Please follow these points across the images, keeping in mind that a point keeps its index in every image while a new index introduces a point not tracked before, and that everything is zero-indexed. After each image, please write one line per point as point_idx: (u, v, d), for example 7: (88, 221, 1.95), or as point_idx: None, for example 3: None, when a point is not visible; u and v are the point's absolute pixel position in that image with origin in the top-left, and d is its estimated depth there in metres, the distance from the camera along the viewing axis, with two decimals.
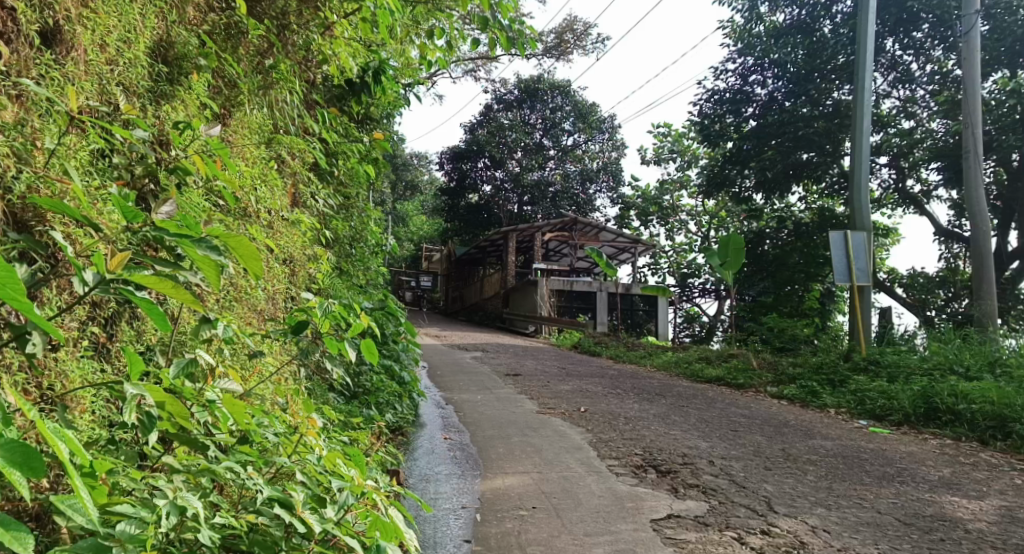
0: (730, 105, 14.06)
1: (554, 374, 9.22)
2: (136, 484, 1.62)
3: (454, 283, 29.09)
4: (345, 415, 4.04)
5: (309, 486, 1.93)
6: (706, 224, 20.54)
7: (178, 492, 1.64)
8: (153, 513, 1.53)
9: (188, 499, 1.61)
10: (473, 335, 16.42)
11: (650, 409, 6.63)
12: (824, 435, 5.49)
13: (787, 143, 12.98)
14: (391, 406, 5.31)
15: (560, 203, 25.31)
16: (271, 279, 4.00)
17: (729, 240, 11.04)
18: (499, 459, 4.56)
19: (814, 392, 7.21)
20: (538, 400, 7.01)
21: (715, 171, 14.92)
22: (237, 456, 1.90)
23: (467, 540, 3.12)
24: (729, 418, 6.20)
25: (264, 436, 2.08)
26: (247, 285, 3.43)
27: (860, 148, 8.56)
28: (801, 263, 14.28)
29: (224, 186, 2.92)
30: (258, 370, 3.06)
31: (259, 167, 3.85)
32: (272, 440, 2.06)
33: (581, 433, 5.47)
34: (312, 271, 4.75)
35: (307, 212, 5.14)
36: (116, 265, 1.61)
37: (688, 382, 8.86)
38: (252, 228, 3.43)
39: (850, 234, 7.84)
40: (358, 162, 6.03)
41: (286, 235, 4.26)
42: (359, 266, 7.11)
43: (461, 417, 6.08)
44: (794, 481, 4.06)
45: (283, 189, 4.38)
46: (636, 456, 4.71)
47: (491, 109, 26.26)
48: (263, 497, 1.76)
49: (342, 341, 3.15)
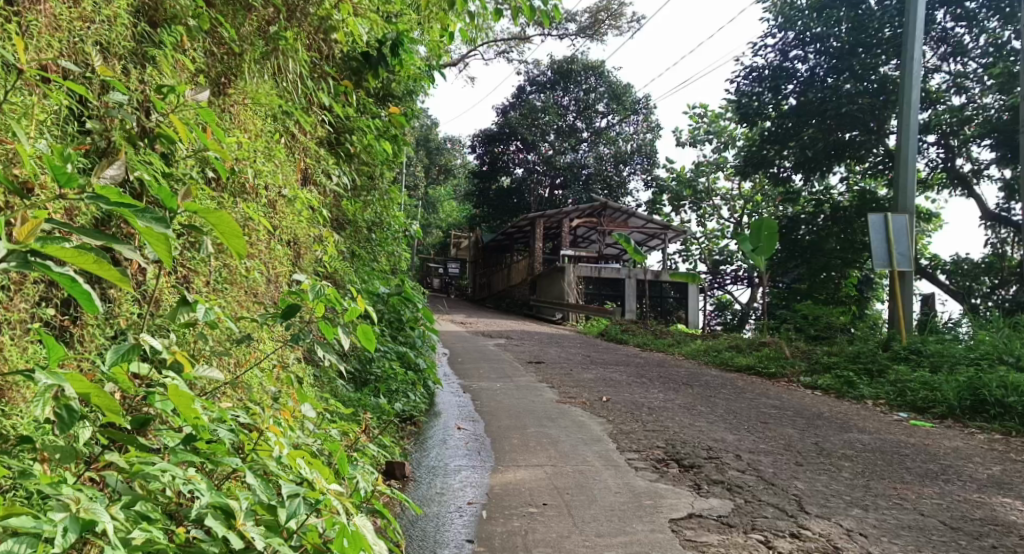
0: (770, 81, 13.49)
1: (578, 361, 8.98)
2: (47, 490, 1.44)
3: (483, 269, 28.95)
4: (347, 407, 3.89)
5: (262, 490, 1.74)
6: (742, 208, 19.99)
7: (85, 502, 1.43)
8: (52, 528, 1.34)
9: (98, 511, 1.42)
10: (500, 321, 16.24)
11: (676, 399, 6.36)
12: (861, 429, 5.15)
13: (829, 121, 12.42)
14: (403, 394, 5.16)
15: (592, 186, 24.89)
16: (269, 260, 3.84)
17: (763, 225, 10.60)
18: (513, 451, 4.36)
19: (850, 383, 6.84)
20: (559, 389, 6.79)
21: (752, 151, 14.39)
22: (181, 455, 1.72)
23: (469, 540, 2.92)
24: (758, 409, 5.89)
25: (219, 432, 1.88)
26: (239, 270, 3.29)
27: (906, 124, 8.07)
28: (838, 249, 13.64)
29: (215, 156, 2.76)
30: (245, 358, 2.92)
31: (261, 140, 3.69)
32: (226, 437, 1.86)
33: (602, 424, 5.23)
34: (314, 253, 4.58)
35: (319, 190, 4.97)
36: (26, 234, 1.48)
37: (717, 370, 8.54)
38: (245, 207, 3.27)
39: (891, 216, 7.38)
40: (376, 138, 5.81)
41: (289, 214, 4.10)
42: (379, 251, 6.95)
43: (477, 405, 5.90)
44: (827, 479, 3.77)
45: (289, 164, 4.21)
46: (658, 449, 4.46)
47: (523, 92, 25.91)
48: (199, 506, 1.57)
49: (337, 328, 3.00)
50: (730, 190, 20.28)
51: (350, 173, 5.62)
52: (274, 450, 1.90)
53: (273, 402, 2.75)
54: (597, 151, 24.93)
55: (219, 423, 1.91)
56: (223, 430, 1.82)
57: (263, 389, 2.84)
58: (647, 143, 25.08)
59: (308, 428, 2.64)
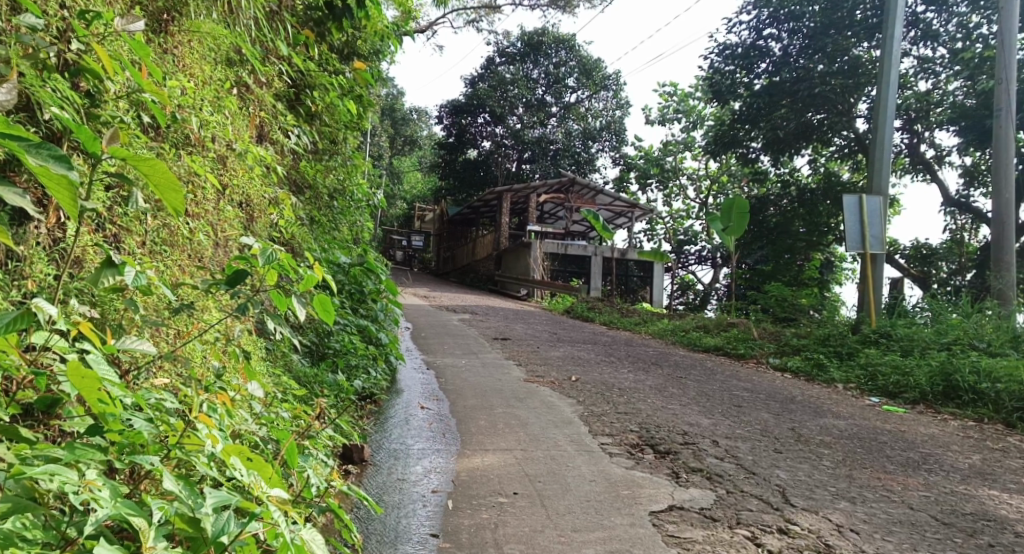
0: (742, 60, 13.28)
1: (545, 339, 8.76)
2: None
3: (446, 242, 28.53)
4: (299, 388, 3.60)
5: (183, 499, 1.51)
6: (707, 188, 19.96)
7: None
8: None
9: None
10: (463, 296, 15.92)
11: (646, 380, 6.19)
12: (836, 413, 5.02)
13: (800, 102, 12.29)
14: (363, 370, 4.87)
15: (560, 161, 24.57)
16: (217, 221, 3.49)
17: (733, 204, 10.46)
18: (480, 433, 4.11)
19: (819, 365, 6.76)
20: (526, 367, 6.57)
21: (722, 130, 14.23)
22: (80, 452, 1.47)
23: (434, 534, 2.66)
24: (730, 392, 5.73)
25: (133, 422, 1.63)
26: (183, 234, 2.97)
27: (881, 106, 7.94)
28: (803, 232, 13.65)
29: (154, 98, 2.45)
30: (185, 326, 2.63)
31: (208, 87, 3.33)
32: (143, 428, 1.61)
33: (572, 405, 5.00)
34: (268, 217, 4.22)
35: (275, 149, 4.60)
36: None
37: (685, 350, 8.41)
38: (188, 160, 2.95)
39: (865, 197, 7.26)
40: (338, 97, 5.42)
41: (240, 170, 3.73)
42: (340, 219, 6.58)
43: (441, 383, 5.63)
44: (809, 468, 3.59)
45: (240, 117, 3.84)
46: (631, 434, 4.25)
47: (492, 63, 25.35)
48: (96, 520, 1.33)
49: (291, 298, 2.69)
50: (697, 170, 20.21)
51: (309, 131, 5.25)
52: (206, 444, 1.66)
53: (213, 381, 2.45)
54: (566, 126, 24.59)
55: (135, 412, 1.65)
56: (140, 421, 1.58)
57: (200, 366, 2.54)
58: (616, 120, 24.90)
59: (251, 415, 2.36)
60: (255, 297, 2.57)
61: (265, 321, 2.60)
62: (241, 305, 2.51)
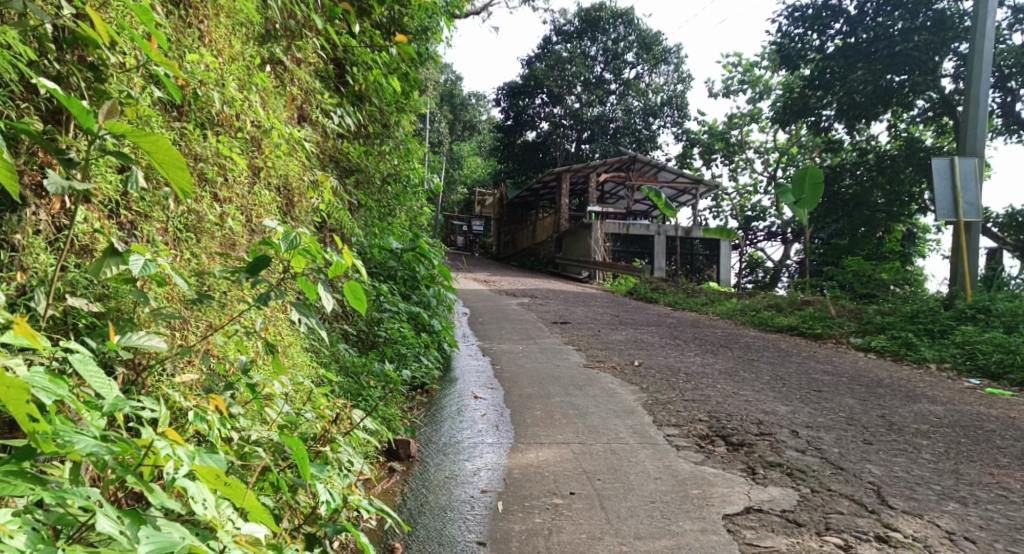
0: (814, 22, 12.46)
1: (606, 322, 8.41)
2: None
3: (507, 226, 28.34)
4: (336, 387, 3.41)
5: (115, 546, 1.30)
6: (776, 161, 19.06)
7: None
8: None
9: None
10: (524, 280, 15.66)
11: (715, 364, 5.79)
12: (932, 398, 4.52)
13: (878, 63, 11.43)
14: (414, 360, 4.69)
15: (620, 140, 23.93)
16: (252, 206, 3.32)
17: (806, 173, 9.81)
18: (535, 426, 3.84)
19: (908, 344, 6.20)
20: (586, 352, 6.27)
21: (792, 97, 13.42)
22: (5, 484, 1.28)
23: (482, 543, 2.41)
24: (809, 375, 5.28)
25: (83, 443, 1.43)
26: (211, 220, 2.80)
27: (976, 59, 7.19)
28: (882, 204, 12.83)
29: (165, 70, 2.25)
30: (208, 318, 2.46)
31: (235, 63, 3.14)
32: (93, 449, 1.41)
33: (635, 393, 4.67)
34: (309, 203, 4.04)
35: (315, 129, 4.42)
36: None
37: (757, 331, 7.92)
38: (212, 141, 2.77)
39: (958, 159, 6.60)
40: (382, 75, 5.20)
41: (275, 151, 3.54)
42: (393, 205, 6.40)
43: (497, 370, 5.39)
44: (907, 462, 3.18)
45: (274, 96, 3.66)
46: (700, 424, 3.91)
47: (548, 42, 24.89)
48: None
49: (319, 285, 2.46)
50: (764, 142, 19.32)
51: (353, 111, 5.06)
52: (166, 465, 1.48)
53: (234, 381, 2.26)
54: (626, 103, 23.92)
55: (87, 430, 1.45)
56: (87, 442, 1.40)
57: (215, 364, 2.38)
58: (678, 94, 24.09)
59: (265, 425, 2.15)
60: (278, 289, 2.35)
61: (290, 316, 2.39)
62: (264, 299, 2.31)
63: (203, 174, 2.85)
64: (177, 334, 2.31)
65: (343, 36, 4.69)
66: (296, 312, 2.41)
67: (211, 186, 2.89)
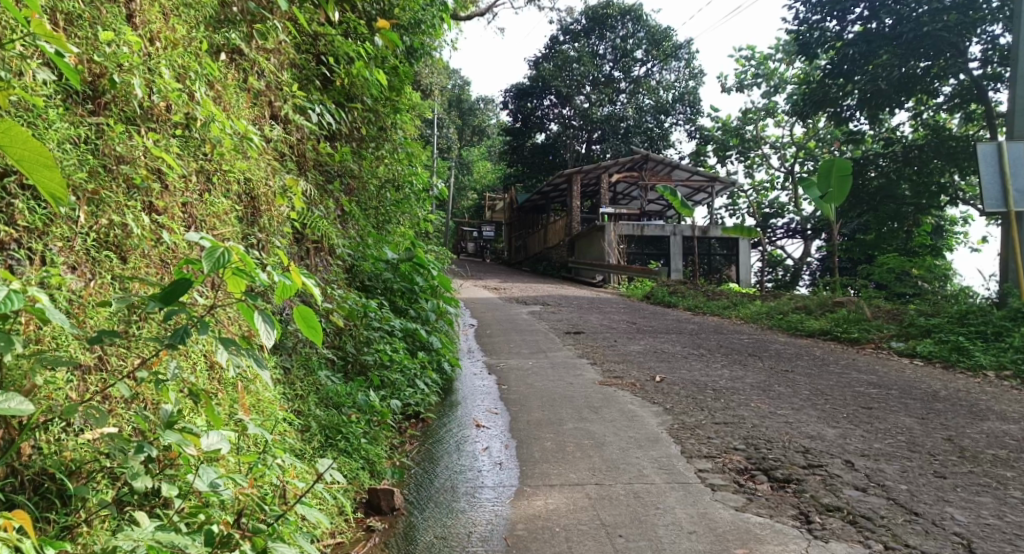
0: (834, 7, 11.83)
1: (623, 330, 7.86)
2: None
3: (518, 231, 27.85)
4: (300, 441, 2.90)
5: None
6: (793, 156, 18.44)
7: None
8: None
9: None
10: (535, 286, 15.11)
11: (746, 377, 5.22)
12: (1003, 414, 3.94)
13: (901, 48, 10.79)
14: (409, 385, 4.19)
15: (632, 139, 23.34)
16: (204, 216, 2.83)
17: (832, 164, 9.20)
18: (546, 463, 3.31)
19: (958, 348, 5.62)
20: (601, 366, 5.73)
21: (811, 87, 12.78)
22: None
23: None
24: (852, 388, 4.71)
25: None
26: (142, 234, 2.30)
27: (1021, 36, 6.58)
28: (909, 196, 11.91)
29: (51, 41, 1.77)
30: (116, 360, 1.98)
31: (171, 48, 2.66)
32: None
33: (659, 416, 4.12)
34: (279, 212, 3.53)
35: (289, 128, 3.96)
36: None
37: (786, 336, 7.33)
38: (134, 141, 2.30)
39: (1007, 144, 6.01)
40: (367, 68, 4.75)
41: (234, 152, 3.05)
42: (390, 211, 5.92)
43: (503, 391, 4.86)
44: (997, 503, 2.63)
45: (231, 88, 3.20)
46: (735, 455, 3.36)
47: (556, 42, 24.42)
48: None
49: (255, 315, 1.95)
50: (780, 137, 18.70)
51: (335, 109, 4.62)
52: None
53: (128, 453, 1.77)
54: (636, 101, 23.38)
55: None
56: None
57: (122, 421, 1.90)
58: (690, 90, 23.53)
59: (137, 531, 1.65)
60: (203, 322, 1.82)
61: (218, 360, 1.87)
62: (179, 336, 1.79)
63: (131, 179, 2.34)
64: (69, 390, 1.82)
65: (312, 23, 4.20)
66: (225, 352, 1.89)
67: (142, 194, 2.38)
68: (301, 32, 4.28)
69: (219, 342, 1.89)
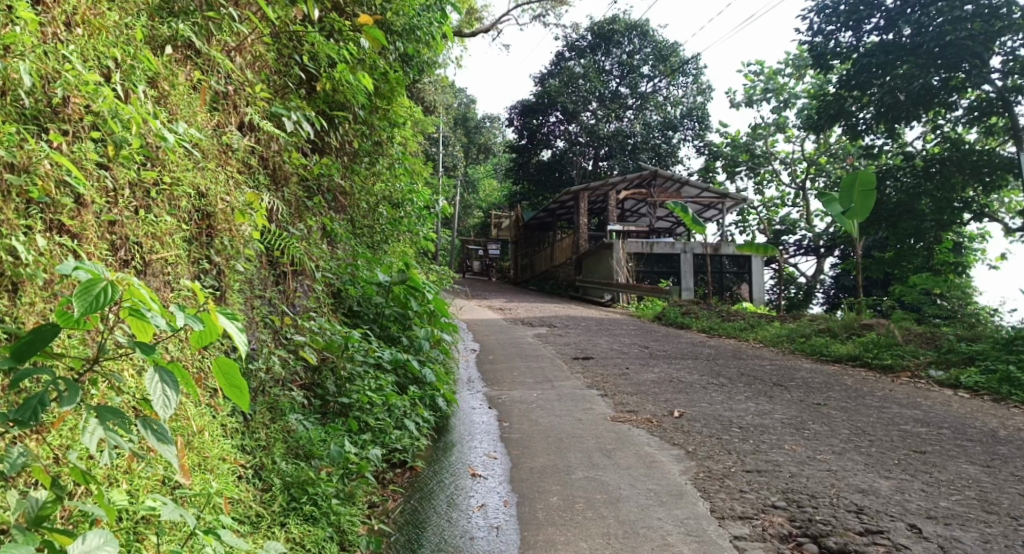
0: (849, 17, 11.37)
1: (634, 355, 7.33)
2: None
3: (524, 249, 27.33)
4: (247, 512, 2.40)
5: None
6: (804, 172, 17.92)
7: None
8: None
9: None
10: (541, 306, 14.58)
11: (776, 412, 4.69)
12: None
13: (920, 59, 10.31)
14: (396, 429, 3.68)
15: (639, 155, 22.88)
16: (141, 236, 2.35)
17: (856, 178, 8.70)
18: (553, 527, 2.79)
19: (1009, 379, 5.10)
20: (613, 398, 5.21)
21: (826, 101, 12.29)
22: None
23: None
24: (898, 427, 4.18)
25: None
26: (34, 259, 1.83)
27: None
28: (931, 211, 11.25)
29: None
30: None
31: (91, 36, 2.21)
32: None
33: (681, 462, 3.59)
34: (241, 231, 3.05)
35: (256, 138, 3.50)
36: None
37: (812, 362, 6.80)
38: (33, 146, 1.84)
39: None
40: (351, 72, 4.30)
41: (178, 159, 2.57)
42: (378, 229, 5.45)
43: (505, 430, 4.33)
44: None
45: (181, 86, 2.74)
46: (777, 515, 2.84)
47: (562, 59, 24.11)
48: None
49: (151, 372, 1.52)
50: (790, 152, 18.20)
51: (317, 118, 4.17)
52: None
53: None
54: (643, 117, 22.97)
55: None
56: None
57: None
58: (698, 106, 23.12)
59: None
60: (71, 387, 1.43)
61: (87, 442, 1.48)
62: (29, 411, 1.40)
63: (27, 193, 1.89)
64: None
65: (286, 22, 3.76)
66: (99, 429, 1.50)
67: (43, 212, 1.93)
68: (277, 32, 3.84)
69: (93, 410, 1.51)
